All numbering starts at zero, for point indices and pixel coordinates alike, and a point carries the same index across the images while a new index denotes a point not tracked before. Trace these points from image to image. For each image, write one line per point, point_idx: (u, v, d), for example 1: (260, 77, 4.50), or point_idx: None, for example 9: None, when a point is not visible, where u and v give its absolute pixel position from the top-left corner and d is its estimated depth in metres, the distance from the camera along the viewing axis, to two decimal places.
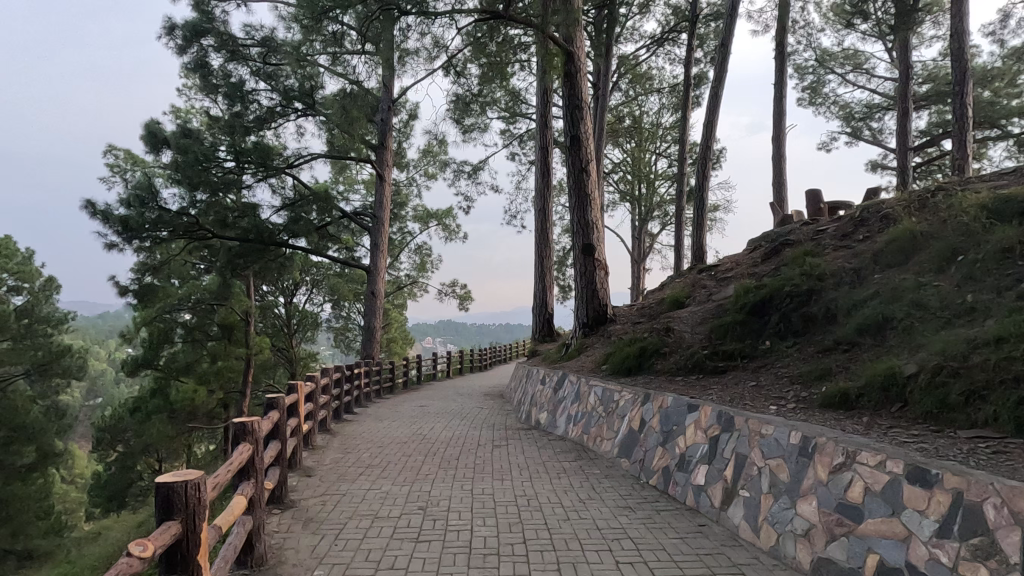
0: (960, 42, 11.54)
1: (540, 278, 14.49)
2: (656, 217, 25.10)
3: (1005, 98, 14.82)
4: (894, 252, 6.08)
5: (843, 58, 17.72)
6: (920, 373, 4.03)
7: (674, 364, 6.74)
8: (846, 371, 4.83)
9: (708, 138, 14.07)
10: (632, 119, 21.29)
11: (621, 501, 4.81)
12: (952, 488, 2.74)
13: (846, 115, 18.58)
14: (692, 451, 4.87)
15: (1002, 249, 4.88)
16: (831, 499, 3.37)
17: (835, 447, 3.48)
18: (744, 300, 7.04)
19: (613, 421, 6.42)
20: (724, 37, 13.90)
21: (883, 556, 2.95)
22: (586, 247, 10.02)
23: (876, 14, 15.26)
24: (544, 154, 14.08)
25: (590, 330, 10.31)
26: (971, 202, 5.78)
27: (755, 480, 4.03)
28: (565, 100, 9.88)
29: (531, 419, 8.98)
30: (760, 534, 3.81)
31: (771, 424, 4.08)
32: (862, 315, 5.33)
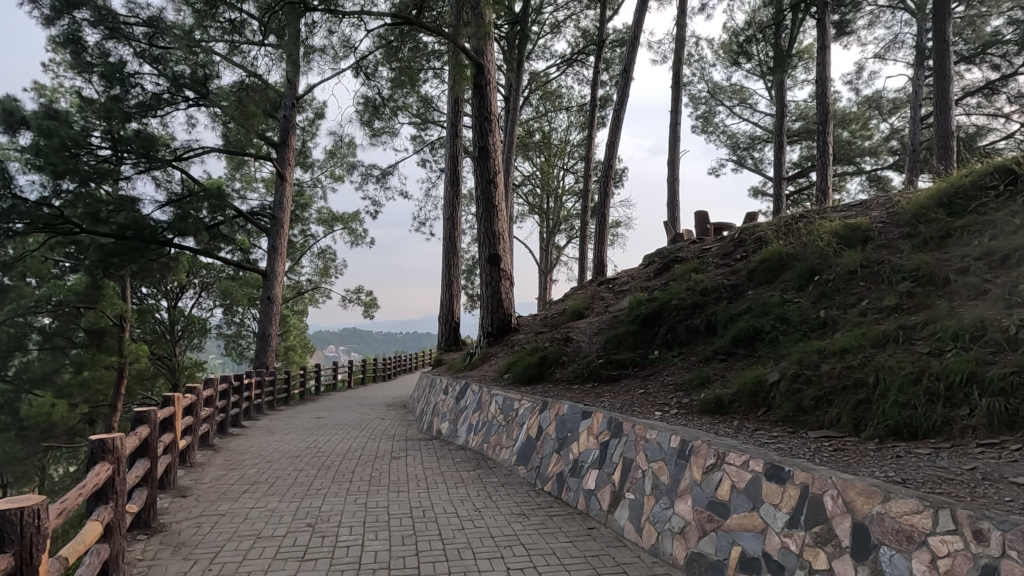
0: (824, 87, 13.09)
1: (447, 287, 14.40)
2: (563, 230, 25.93)
3: (860, 139, 16.98)
4: (764, 271, 6.74)
5: (731, 93, 19.49)
6: (782, 380, 4.48)
7: (572, 372, 6.99)
8: (722, 379, 5.27)
9: (611, 157, 14.77)
10: (542, 135, 21.89)
11: (517, 508, 4.89)
12: (801, 483, 3.08)
13: (733, 144, 20.40)
14: (584, 457, 5.07)
15: (847, 272, 5.59)
16: (703, 497, 3.66)
17: (708, 449, 3.78)
18: (637, 311, 7.48)
19: (512, 429, 6.53)
20: (627, 64, 14.77)
21: (745, 548, 3.26)
22: (491, 257, 10.15)
23: (759, 55, 16.95)
24: (455, 164, 14.11)
25: (495, 338, 10.43)
26: (826, 229, 6.56)
27: (639, 482, 4.28)
28: (474, 111, 9.99)
29: (433, 428, 8.89)
30: (643, 533, 4.04)
31: (654, 429, 4.35)
32: (736, 327, 5.85)
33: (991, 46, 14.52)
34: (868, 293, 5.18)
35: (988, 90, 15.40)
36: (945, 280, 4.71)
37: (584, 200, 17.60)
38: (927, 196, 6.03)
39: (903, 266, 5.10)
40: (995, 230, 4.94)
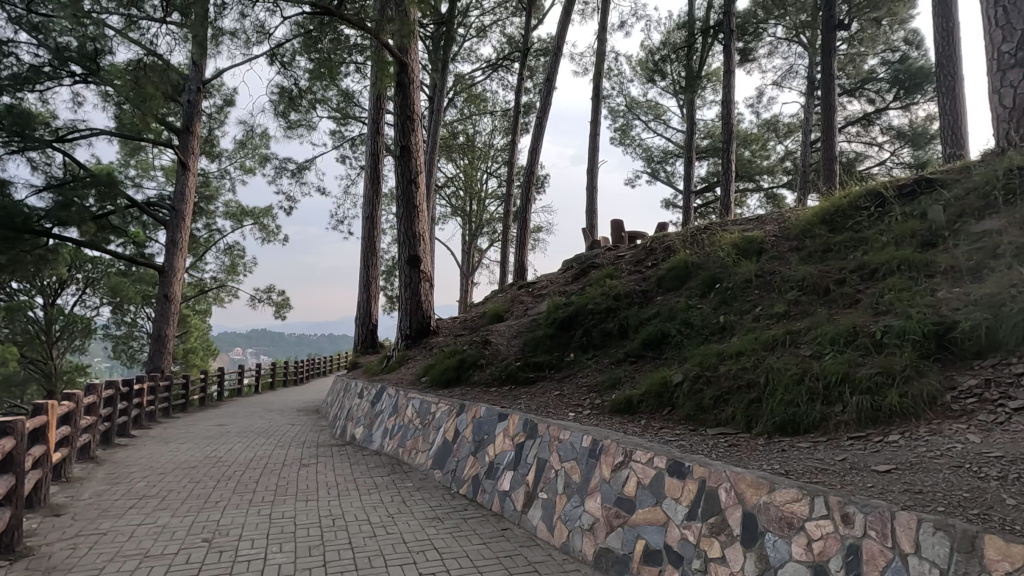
0: (729, 109, 14.09)
1: (365, 287, 13.98)
2: (485, 233, 26.03)
3: (759, 158, 18.44)
4: (672, 278, 7.15)
5: (647, 108, 20.48)
6: (685, 381, 4.77)
7: (490, 375, 7.03)
8: (631, 380, 5.52)
9: (533, 163, 15.01)
10: (465, 137, 21.84)
11: (431, 512, 4.84)
12: (699, 477, 3.29)
13: (648, 157, 21.44)
14: (500, 459, 5.11)
15: (744, 280, 6.05)
16: (611, 494, 3.81)
17: (617, 448, 3.94)
18: (554, 315, 7.67)
19: (429, 433, 6.45)
20: (550, 72, 15.08)
21: (648, 541, 3.43)
22: (411, 258, 9.99)
23: (672, 75, 17.92)
24: (375, 161, 13.74)
25: (413, 341, 10.26)
26: (727, 241, 7.07)
27: (553, 482, 4.38)
28: (397, 109, 9.79)
29: (347, 434, 8.60)
30: (554, 532, 4.14)
31: (567, 429, 4.48)
32: (645, 331, 6.15)
33: (869, 82, 16.30)
34: (761, 300, 5.64)
35: (865, 121, 17.28)
36: (825, 289, 5.22)
37: (506, 204, 17.79)
38: (813, 213, 6.65)
39: (791, 277, 5.59)
40: (867, 246, 5.54)
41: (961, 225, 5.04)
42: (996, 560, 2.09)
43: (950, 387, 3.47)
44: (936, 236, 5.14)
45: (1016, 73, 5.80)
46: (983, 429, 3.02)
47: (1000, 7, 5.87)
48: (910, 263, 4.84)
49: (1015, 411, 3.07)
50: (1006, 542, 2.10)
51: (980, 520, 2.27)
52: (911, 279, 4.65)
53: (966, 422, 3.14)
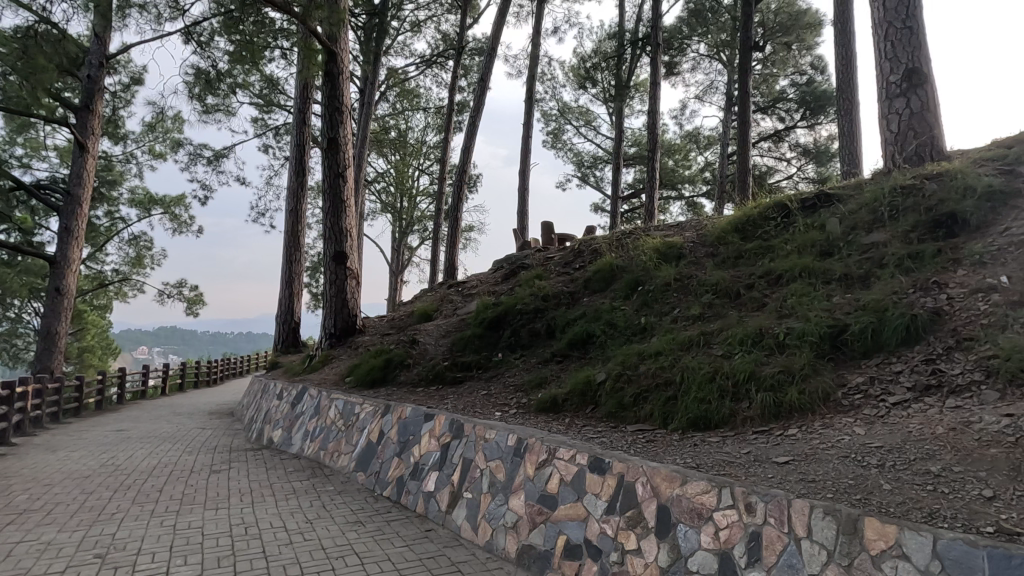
0: (654, 119, 14.69)
1: (287, 284, 13.38)
2: (416, 231, 25.64)
3: (681, 168, 19.39)
4: (598, 280, 7.36)
5: (578, 114, 20.98)
6: (608, 379, 4.92)
7: (417, 375, 6.94)
8: (557, 379, 5.64)
9: (465, 162, 14.94)
10: (397, 132, 21.37)
11: (352, 516, 4.70)
12: (618, 473, 3.42)
13: (578, 161, 21.97)
14: (426, 459, 5.05)
15: (664, 283, 6.34)
16: (534, 491, 3.87)
17: (541, 446, 4.00)
18: (483, 315, 7.70)
19: (352, 435, 6.26)
20: (484, 72, 15.07)
21: (569, 536, 3.52)
22: (337, 254, 9.66)
23: (603, 83, 18.43)
24: (300, 153, 13.17)
25: (338, 340, 9.94)
26: (649, 245, 7.38)
27: (477, 482, 4.39)
28: (325, 99, 9.43)
29: (263, 437, 8.19)
30: (478, 531, 4.15)
31: (493, 429, 4.50)
32: (571, 332, 6.29)
33: (779, 102, 17.56)
34: (679, 303, 5.93)
35: (775, 138, 18.61)
36: (736, 293, 5.57)
37: (437, 203, 17.60)
38: (728, 222, 7.07)
39: (706, 281, 5.92)
40: (774, 254, 5.96)
41: (854, 237, 5.54)
42: (874, 540, 2.32)
43: (841, 384, 3.80)
44: (833, 246, 5.61)
45: (902, 101, 6.45)
46: (867, 421, 3.34)
47: (890, 41, 6.51)
48: (810, 270, 5.26)
49: (894, 405, 3.42)
50: (882, 523, 2.33)
51: (862, 505, 2.50)
52: (811, 285, 5.05)
53: (854, 416, 3.45)
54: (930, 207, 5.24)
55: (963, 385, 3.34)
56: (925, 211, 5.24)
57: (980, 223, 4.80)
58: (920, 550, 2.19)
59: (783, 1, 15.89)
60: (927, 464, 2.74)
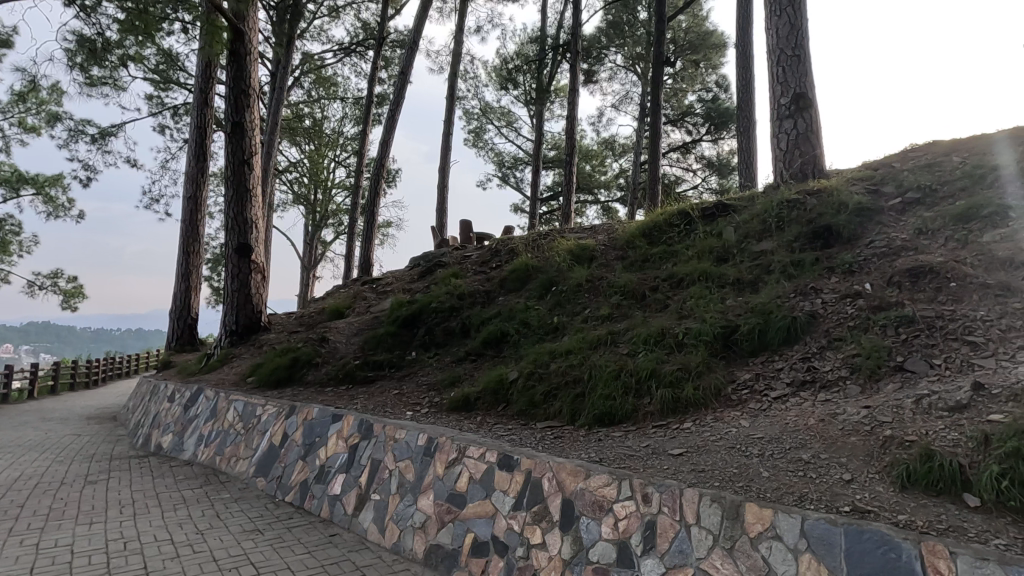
0: (572, 124, 15.09)
1: (183, 277, 12.36)
2: (330, 225, 24.65)
3: (598, 174, 20.10)
4: (514, 280, 7.46)
5: (499, 114, 21.13)
6: (520, 377, 5.00)
7: (325, 375, 6.67)
8: (470, 378, 5.64)
9: (384, 156, 14.55)
10: (312, 121, 20.38)
11: (249, 524, 4.43)
12: (526, 469, 3.49)
13: (499, 161, 22.13)
14: (332, 462, 4.88)
15: (577, 284, 6.54)
16: (443, 490, 3.86)
17: (452, 445, 3.99)
18: (397, 313, 7.56)
19: (252, 438, 5.92)
20: (405, 65, 14.74)
21: (477, 534, 3.54)
22: (241, 247, 9.07)
23: (524, 85, 18.69)
24: (201, 136, 12.21)
25: (239, 339, 9.31)
26: (563, 247, 7.57)
27: (386, 483, 4.30)
28: (230, 81, 8.83)
29: (151, 443, 7.51)
30: (385, 533, 4.06)
31: (404, 429, 4.44)
32: (486, 331, 6.33)
33: (687, 115, 18.65)
34: (590, 303, 6.15)
35: (683, 149, 19.78)
36: (642, 294, 5.86)
37: (353, 196, 17.00)
38: (636, 227, 7.40)
39: (615, 283, 6.17)
40: (677, 259, 6.33)
41: (746, 245, 6.01)
42: (753, 524, 2.53)
43: (731, 380, 4.11)
44: (728, 253, 6.05)
45: (790, 122, 7.06)
46: (752, 414, 3.64)
47: (781, 66, 7.12)
48: (707, 275, 5.64)
49: (775, 399, 3.75)
50: (761, 508, 2.55)
51: (744, 491, 2.72)
52: (708, 288, 5.42)
53: (741, 410, 3.75)
54: (810, 220, 5.79)
55: (832, 380, 3.72)
56: (807, 223, 5.79)
57: (850, 236, 5.37)
58: (791, 531, 2.42)
59: (693, 21, 16.94)
60: (799, 452, 3.03)
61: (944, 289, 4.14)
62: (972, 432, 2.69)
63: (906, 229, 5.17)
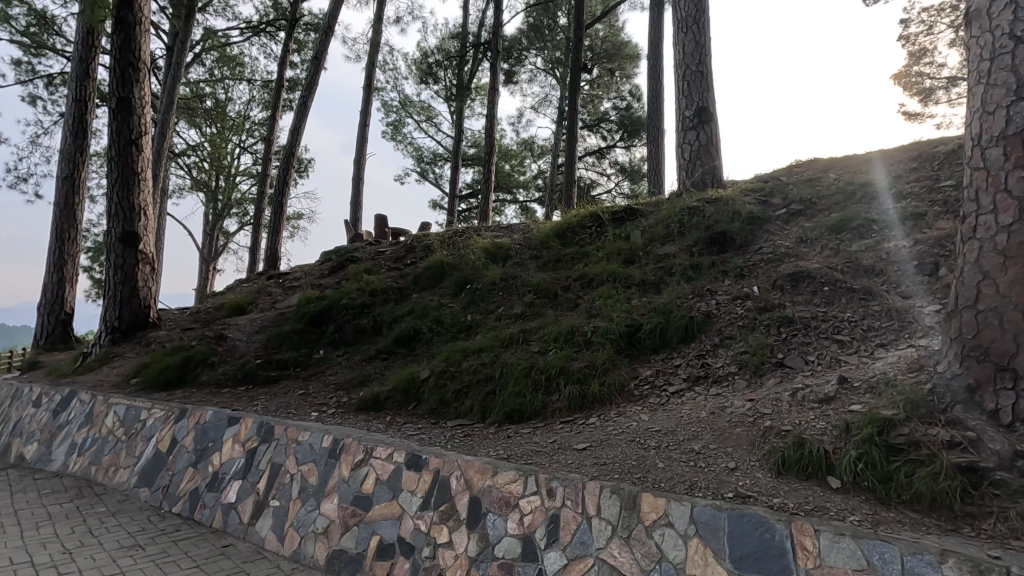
0: (492, 123, 15.13)
1: (55, 268, 11.01)
2: (234, 214, 23.06)
3: (517, 173, 20.33)
4: (428, 277, 7.36)
5: (419, 109, 20.76)
6: (431, 376, 4.94)
7: (222, 375, 6.23)
8: (380, 376, 5.50)
9: (294, 143, 13.79)
10: (214, 102, 18.93)
11: (128, 540, 4.04)
12: (434, 468, 3.46)
13: (418, 156, 21.76)
14: (226, 468, 4.57)
15: (491, 282, 6.57)
16: (348, 493, 3.73)
17: (358, 446, 3.88)
18: (305, 310, 7.23)
19: (135, 445, 5.40)
20: (319, 50, 14.06)
21: (382, 536, 3.46)
22: (126, 236, 8.24)
23: (445, 81, 18.49)
24: (80, 111, 10.94)
25: (122, 336, 8.45)
26: (479, 245, 7.58)
27: (286, 488, 4.09)
28: (116, 51, 7.99)
29: (10, 453, 6.63)
30: (284, 541, 3.86)
31: (307, 431, 4.25)
32: (398, 328, 6.20)
33: (602, 122, 19.33)
34: (504, 301, 6.20)
35: (598, 154, 20.49)
36: (554, 294, 5.99)
37: (259, 185, 15.99)
38: (550, 228, 7.56)
39: (529, 282, 6.26)
40: (588, 259, 6.54)
41: (651, 248, 6.33)
42: (648, 513, 2.67)
43: (634, 376, 4.31)
44: (635, 255, 6.35)
45: (693, 133, 7.52)
46: (651, 408, 3.84)
47: (686, 81, 7.56)
48: (615, 276, 5.88)
49: (672, 394, 3.98)
50: (655, 497, 2.70)
51: (641, 482, 2.86)
52: (616, 288, 5.65)
53: (642, 404, 3.95)
54: (708, 226, 6.20)
55: (722, 375, 4.02)
56: (705, 229, 6.19)
57: (742, 242, 5.81)
58: (682, 518, 2.58)
59: (609, 31, 17.62)
60: (691, 443, 3.24)
61: (818, 293, 4.59)
62: (837, 421, 3.01)
63: (789, 237, 5.67)
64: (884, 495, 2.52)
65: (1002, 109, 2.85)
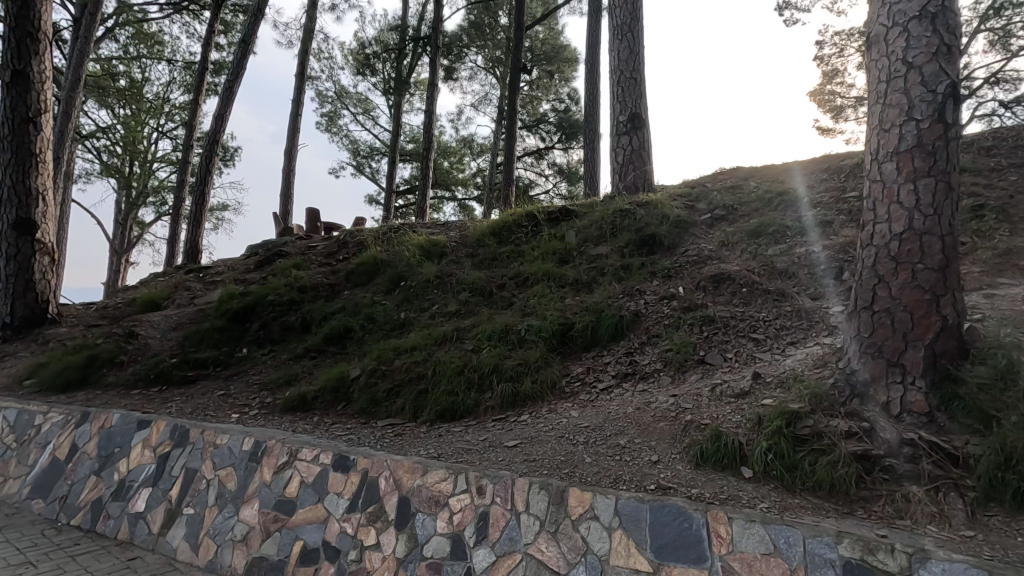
0: (431, 118, 14.94)
1: None
2: (150, 203, 21.49)
3: (455, 171, 20.21)
4: (361, 273, 7.17)
5: (356, 100, 20.20)
6: (361, 375, 4.81)
7: (132, 375, 5.78)
8: (308, 376, 5.30)
9: (218, 130, 13.02)
10: (129, 81, 17.55)
11: (17, 557, 3.68)
12: (362, 469, 3.38)
13: (353, 149, 21.16)
14: (135, 475, 4.27)
15: (426, 280, 6.48)
16: (270, 498, 3.58)
17: (281, 448, 3.72)
18: (227, 306, 6.85)
19: (27, 453, 4.92)
20: (248, 33, 13.35)
21: (306, 541, 3.34)
22: (21, 223, 7.48)
23: (383, 73, 18.09)
24: None
25: (15, 334, 7.66)
26: (414, 242, 7.47)
27: (202, 494, 3.87)
28: (11, 19, 7.25)
29: None
30: (198, 551, 3.64)
31: (226, 433, 4.03)
32: (328, 326, 6.00)
33: (541, 123, 19.57)
34: (439, 299, 6.15)
35: (537, 154, 20.71)
36: (489, 292, 6.00)
37: (179, 173, 14.97)
38: (487, 226, 7.56)
39: (464, 280, 6.24)
40: (524, 258, 6.60)
41: (585, 248, 6.48)
42: (575, 507, 2.73)
43: (565, 373, 4.38)
44: (569, 255, 6.47)
45: (627, 138, 7.76)
46: (581, 405, 3.93)
47: (621, 87, 7.78)
48: (549, 275, 5.96)
49: (601, 390, 4.09)
50: (582, 491, 2.76)
51: (568, 478, 2.92)
52: (550, 288, 5.73)
53: (572, 401, 4.03)
54: (639, 229, 6.41)
55: (649, 372, 4.17)
56: (636, 231, 6.40)
57: (669, 244, 6.05)
58: (606, 511, 2.65)
59: (548, 33, 17.88)
60: (617, 438, 3.34)
61: (737, 294, 4.86)
62: (750, 415, 3.19)
63: (713, 241, 5.98)
64: (791, 483, 2.70)
65: (896, 127, 3.12)
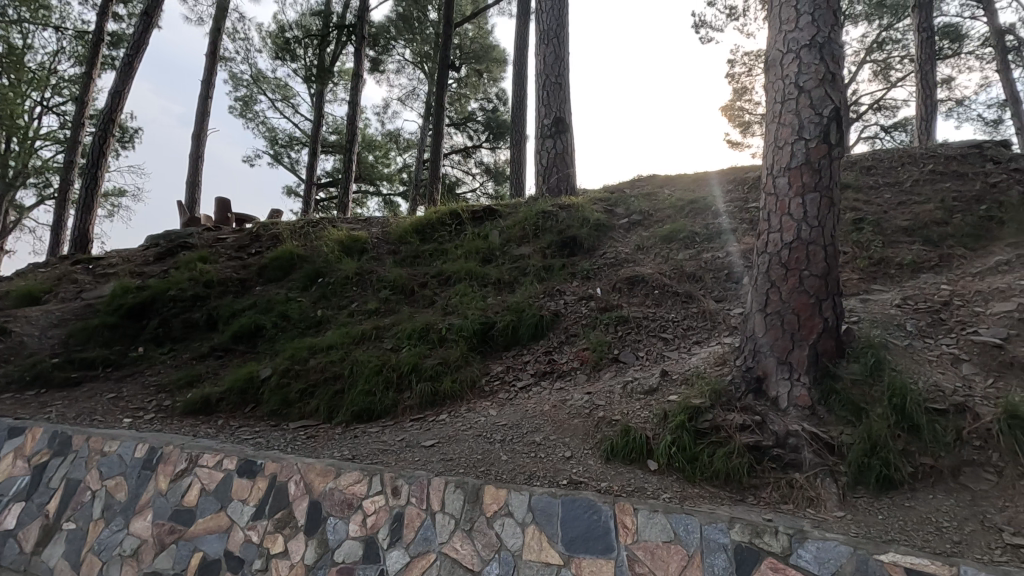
0: (355, 109, 14.46)
1: None
2: (31, 184, 19.23)
3: (380, 165, 19.71)
4: (275, 269, 6.83)
5: (274, 86, 19.18)
6: (272, 376, 4.58)
7: (3, 378, 5.17)
8: (213, 376, 4.98)
9: (115, 108, 11.89)
10: (5, 46, 15.61)
11: None
12: (270, 473, 3.22)
13: (271, 137, 20.09)
14: (4, 490, 3.84)
15: (345, 277, 6.27)
16: (165, 508, 3.33)
17: (179, 454, 3.47)
18: (120, 301, 6.29)
19: None
20: (151, 4, 12.29)
21: (205, 552, 3.14)
22: None
23: (304, 59, 17.30)
24: None
25: None
26: (333, 237, 7.21)
27: (86, 507, 3.54)
28: None
29: None
30: (80, 569, 3.33)
31: (115, 439, 3.70)
32: (236, 324, 5.67)
33: (469, 121, 19.52)
34: (358, 296, 5.98)
35: (464, 153, 20.65)
36: (410, 290, 5.92)
37: (67, 153, 13.51)
38: (410, 223, 7.44)
39: (385, 278, 6.10)
40: (447, 257, 6.56)
41: (508, 248, 6.55)
42: (489, 504, 2.76)
43: (485, 372, 4.40)
44: (492, 255, 6.50)
45: (551, 142, 7.92)
46: (500, 403, 3.97)
47: (546, 91, 7.94)
48: (472, 274, 5.96)
49: (520, 389, 4.15)
50: (497, 489, 2.80)
51: (484, 476, 2.94)
52: (472, 287, 5.74)
53: (491, 399, 4.06)
54: (560, 230, 6.57)
55: (566, 370, 4.28)
56: (557, 233, 6.55)
57: (589, 247, 6.24)
58: (520, 507, 2.70)
59: (478, 31, 17.85)
60: (533, 435, 3.41)
61: (650, 295, 5.10)
62: (657, 411, 3.37)
63: (630, 244, 6.23)
64: (691, 474, 2.88)
65: (788, 145, 3.41)
